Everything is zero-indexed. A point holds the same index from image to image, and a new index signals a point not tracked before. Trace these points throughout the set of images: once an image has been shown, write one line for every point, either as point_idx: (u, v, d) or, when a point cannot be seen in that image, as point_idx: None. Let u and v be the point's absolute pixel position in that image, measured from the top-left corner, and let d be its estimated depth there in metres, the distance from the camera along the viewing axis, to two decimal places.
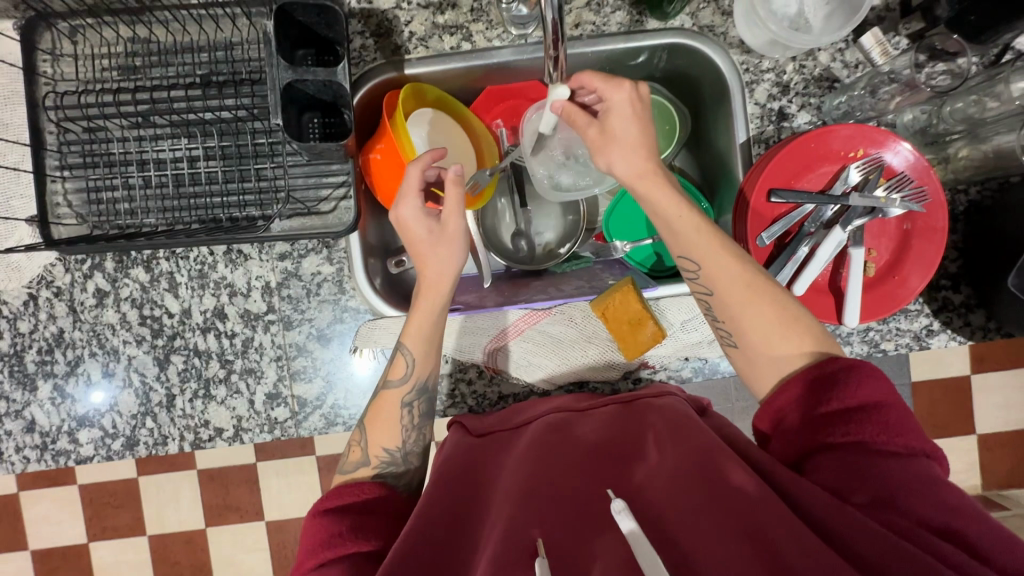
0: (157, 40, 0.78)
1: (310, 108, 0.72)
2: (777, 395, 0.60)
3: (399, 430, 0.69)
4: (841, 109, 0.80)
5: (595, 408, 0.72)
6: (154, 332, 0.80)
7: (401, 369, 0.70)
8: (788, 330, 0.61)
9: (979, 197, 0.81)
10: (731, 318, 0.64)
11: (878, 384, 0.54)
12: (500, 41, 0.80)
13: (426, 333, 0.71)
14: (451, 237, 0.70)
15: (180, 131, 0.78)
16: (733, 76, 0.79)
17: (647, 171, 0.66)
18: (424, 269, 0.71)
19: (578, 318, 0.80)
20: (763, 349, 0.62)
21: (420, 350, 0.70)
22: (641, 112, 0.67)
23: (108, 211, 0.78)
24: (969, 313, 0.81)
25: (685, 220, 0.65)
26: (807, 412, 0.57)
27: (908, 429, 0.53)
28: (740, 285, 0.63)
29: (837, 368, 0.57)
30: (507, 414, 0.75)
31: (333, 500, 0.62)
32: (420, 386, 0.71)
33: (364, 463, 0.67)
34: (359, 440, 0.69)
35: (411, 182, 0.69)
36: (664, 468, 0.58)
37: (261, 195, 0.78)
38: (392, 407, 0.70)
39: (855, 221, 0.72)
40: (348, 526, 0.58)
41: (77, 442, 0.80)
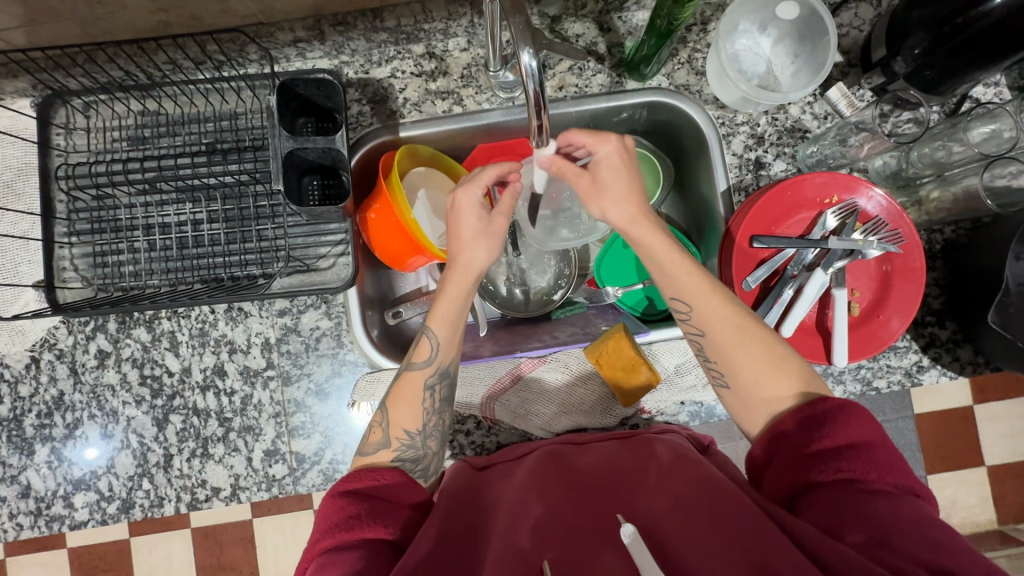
0: (166, 112, 0.82)
1: (309, 172, 0.76)
2: (765, 436, 0.60)
3: (420, 414, 0.66)
4: (815, 157, 0.84)
5: (595, 443, 0.73)
6: (153, 392, 0.81)
7: (426, 352, 0.68)
8: (778, 371, 0.62)
9: (955, 236, 0.84)
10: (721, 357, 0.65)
11: (868, 427, 0.55)
12: (489, 104, 0.85)
13: (452, 316, 0.70)
14: (495, 234, 0.72)
15: (185, 196, 0.81)
16: (710, 129, 0.83)
17: (637, 217, 0.70)
18: (460, 255, 0.71)
19: (573, 365, 0.81)
20: (754, 391, 0.63)
21: (446, 335, 0.69)
22: (627, 165, 0.71)
23: (114, 274, 0.80)
24: (957, 348, 0.83)
25: (677, 263, 0.68)
26: (798, 448, 0.56)
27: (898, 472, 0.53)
28: (732, 327, 0.64)
29: (826, 409, 0.56)
30: (510, 449, 0.75)
31: (353, 481, 0.59)
32: (444, 370, 0.69)
33: (384, 445, 0.64)
34: (379, 420, 0.66)
35: (484, 175, 0.71)
36: (663, 491, 0.59)
37: (262, 255, 0.81)
38: (414, 389, 0.67)
39: (836, 263, 0.75)
40: (366, 516, 0.56)
41: (71, 506, 0.80)
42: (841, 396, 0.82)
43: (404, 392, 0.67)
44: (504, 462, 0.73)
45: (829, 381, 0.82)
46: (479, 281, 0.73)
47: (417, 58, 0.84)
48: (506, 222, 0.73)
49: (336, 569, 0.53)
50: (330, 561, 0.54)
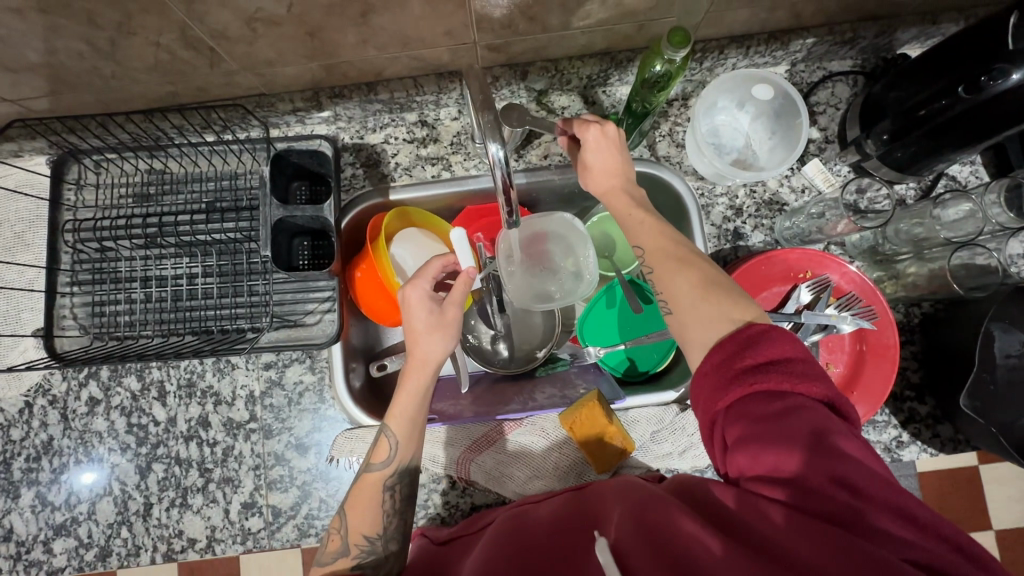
0: (171, 171, 0.87)
1: (300, 233, 0.80)
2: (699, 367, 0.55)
3: (380, 515, 0.66)
4: (792, 230, 0.86)
5: (549, 496, 0.69)
6: (139, 440, 0.83)
7: (384, 453, 0.67)
8: (721, 298, 0.57)
9: (933, 310, 0.84)
10: (667, 282, 0.62)
11: (784, 347, 0.51)
12: (477, 169, 0.89)
13: (411, 414, 0.69)
14: (449, 325, 0.71)
15: (182, 251, 0.85)
16: (691, 199, 0.86)
17: (616, 198, 0.70)
18: (416, 348, 0.70)
19: (549, 429, 0.82)
20: (695, 306, 0.58)
21: (404, 432, 0.68)
22: (613, 153, 0.71)
23: (110, 323, 0.84)
24: (936, 424, 0.82)
25: (644, 225, 0.67)
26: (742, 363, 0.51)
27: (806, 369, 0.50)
28: (685, 284, 0.60)
29: (752, 332, 0.52)
30: (469, 522, 0.75)
31: None
32: (402, 470, 0.68)
33: (343, 553, 0.64)
34: (339, 527, 0.66)
35: (432, 267, 0.73)
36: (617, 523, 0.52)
37: (251, 309, 0.84)
38: (372, 490, 0.66)
39: (809, 337, 0.76)
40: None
41: (51, 552, 0.81)
42: None
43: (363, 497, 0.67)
44: (466, 535, 0.71)
45: None
46: (437, 373, 0.71)
47: (410, 126, 0.89)
48: (458, 312, 0.72)
49: None
50: None
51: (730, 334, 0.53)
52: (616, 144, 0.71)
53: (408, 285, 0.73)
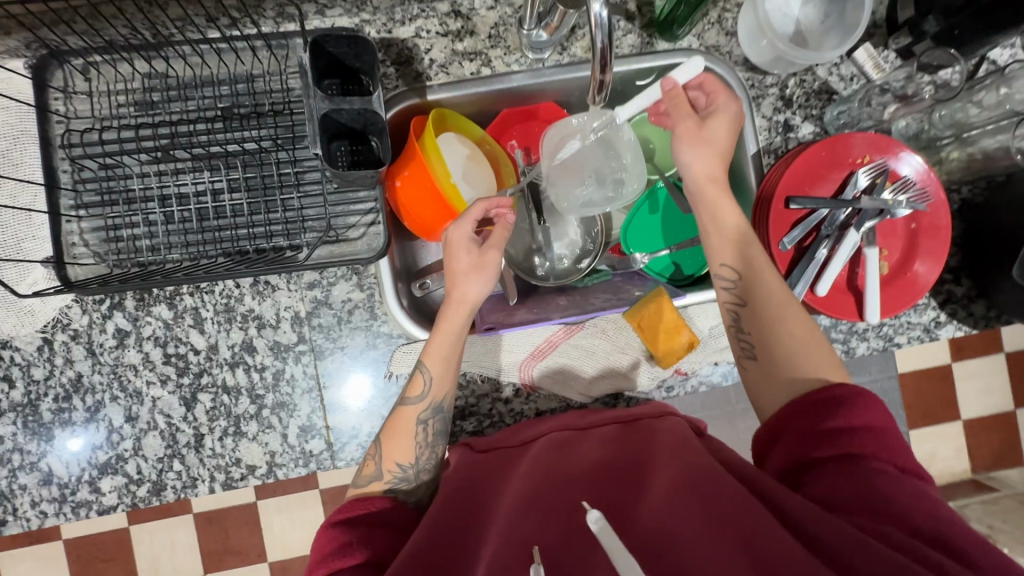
0: (176, 74, 0.77)
1: (338, 136, 0.73)
2: (778, 411, 0.60)
3: (413, 446, 0.71)
4: (842, 119, 0.85)
5: (596, 428, 0.75)
6: (179, 370, 0.78)
7: (419, 387, 0.72)
8: (808, 349, 0.63)
9: (972, 195, 0.86)
10: (759, 327, 0.66)
11: (872, 407, 0.56)
12: (517, 66, 0.83)
13: (445, 352, 0.73)
14: (485, 268, 0.74)
15: (202, 164, 0.77)
16: (742, 91, 0.83)
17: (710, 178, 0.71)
18: (454, 289, 0.74)
19: (609, 330, 0.83)
20: (780, 367, 0.63)
21: (438, 369, 0.72)
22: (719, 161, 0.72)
23: (129, 249, 0.76)
24: (971, 303, 0.86)
25: (737, 226, 0.70)
26: (814, 422, 0.57)
27: (886, 435, 0.55)
28: (774, 300, 0.66)
29: (842, 393, 0.57)
30: (510, 431, 0.78)
31: (343, 513, 0.65)
32: (436, 406, 0.72)
33: (377, 477, 0.69)
34: (375, 454, 0.71)
35: (476, 211, 0.73)
36: (659, 476, 0.60)
37: (288, 225, 0.77)
38: (408, 422, 0.72)
39: (867, 223, 0.76)
40: (355, 542, 0.61)
41: (99, 491, 0.77)
42: (864, 353, 0.85)
43: (397, 427, 0.72)
44: (505, 447, 0.75)
45: (853, 338, 0.85)
46: (473, 313, 0.75)
47: (442, 17, 0.81)
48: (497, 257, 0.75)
49: None
50: None
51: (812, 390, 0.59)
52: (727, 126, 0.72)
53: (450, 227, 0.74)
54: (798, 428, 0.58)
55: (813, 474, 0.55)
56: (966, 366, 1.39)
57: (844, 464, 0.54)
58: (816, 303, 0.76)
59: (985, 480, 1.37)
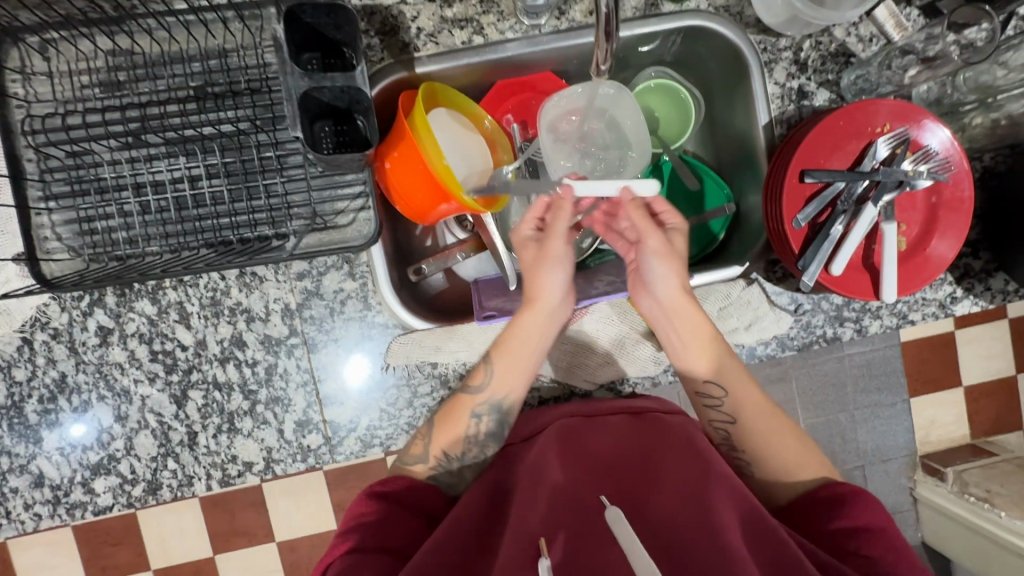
0: (141, 51, 0.71)
1: (321, 115, 0.67)
2: (792, 505, 0.70)
3: (462, 437, 0.73)
4: (859, 85, 0.79)
5: (603, 415, 0.75)
6: (167, 367, 0.75)
7: (481, 377, 0.74)
8: (805, 460, 0.71)
9: (994, 163, 0.82)
10: (749, 442, 0.73)
11: (874, 507, 0.65)
12: (512, 32, 0.78)
13: (516, 354, 0.74)
14: (564, 266, 0.73)
15: (177, 149, 0.72)
16: (752, 55, 0.78)
17: (685, 318, 0.72)
18: (528, 289, 0.73)
19: (614, 315, 0.81)
20: (783, 472, 0.71)
21: (503, 367, 0.73)
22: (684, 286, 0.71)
23: (105, 242, 0.72)
24: (989, 277, 0.83)
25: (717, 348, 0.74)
26: (824, 522, 0.66)
27: (891, 536, 0.63)
28: (762, 416, 0.73)
29: (849, 492, 0.66)
30: (518, 420, 0.78)
31: (384, 485, 0.69)
32: (494, 404, 0.73)
33: (422, 459, 0.72)
34: (424, 435, 0.73)
35: (563, 215, 0.70)
36: (670, 483, 0.64)
37: (272, 213, 0.73)
38: (462, 412, 0.73)
39: (885, 196, 0.72)
40: (386, 518, 0.65)
41: (93, 491, 0.75)
42: (877, 331, 0.83)
43: (453, 412, 0.74)
44: (514, 442, 0.75)
45: (866, 317, 0.82)
46: (551, 317, 0.74)
47: None
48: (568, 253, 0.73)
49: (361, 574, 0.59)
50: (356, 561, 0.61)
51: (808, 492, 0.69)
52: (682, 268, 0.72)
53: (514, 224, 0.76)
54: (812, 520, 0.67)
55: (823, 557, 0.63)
56: (971, 334, 1.37)
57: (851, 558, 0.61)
58: (831, 283, 0.72)
59: None
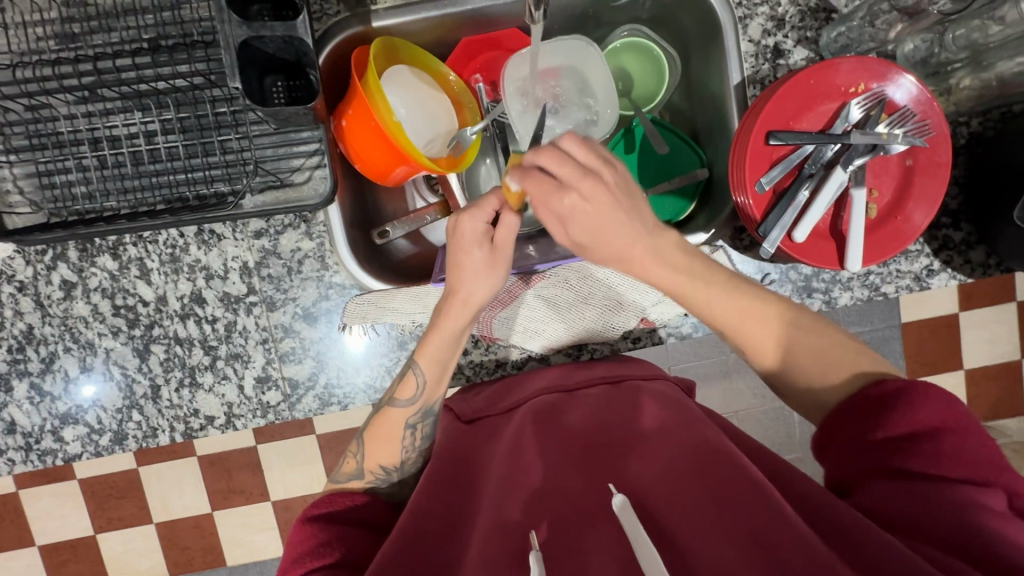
0: (95, 2, 0.71)
1: (272, 69, 0.66)
2: (827, 417, 0.61)
3: (399, 450, 0.73)
4: (840, 42, 0.76)
5: (584, 389, 0.74)
6: (129, 322, 0.76)
7: (410, 389, 0.72)
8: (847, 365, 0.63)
9: (982, 128, 0.78)
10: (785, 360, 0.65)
11: (936, 401, 0.55)
12: None
13: (440, 356, 0.72)
14: (496, 265, 0.69)
15: (132, 104, 0.72)
16: (725, 10, 0.75)
17: (634, 257, 0.64)
18: (458, 288, 0.70)
19: (573, 280, 0.79)
20: (819, 381, 0.63)
21: (432, 373, 0.72)
22: (599, 210, 0.60)
23: (65, 197, 0.72)
24: (970, 250, 0.80)
25: (727, 304, 0.65)
26: (859, 434, 0.57)
27: (948, 436, 0.53)
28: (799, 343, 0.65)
29: (891, 391, 0.58)
30: (495, 394, 0.77)
31: (321, 508, 0.67)
32: (427, 409, 0.73)
33: (358, 476, 0.72)
34: (356, 453, 0.73)
35: (488, 203, 0.67)
36: (651, 454, 0.62)
37: (228, 169, 0.72)
38: (395, 424, 0.72)
39: (856, 160, 0.69)
40: (331, 533, 0.63)
41: (62, 440, 0.77)
42: (847, 304, 0.80)
43: (383, 427, 0.72)
44: (494, 415, 0.75)
45: (836, 288, 0.80)
46: (478, 312, 0.72)
47: None
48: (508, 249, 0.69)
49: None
50: None
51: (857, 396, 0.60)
52: (600, 199, 0.59)
53: (460, 214, 0.69)
54: (848, 437, 0.58)
55: (873, 484, 0.54)
56: (974, 316, 1.32)
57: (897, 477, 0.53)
58: (793, 250, 0.70)
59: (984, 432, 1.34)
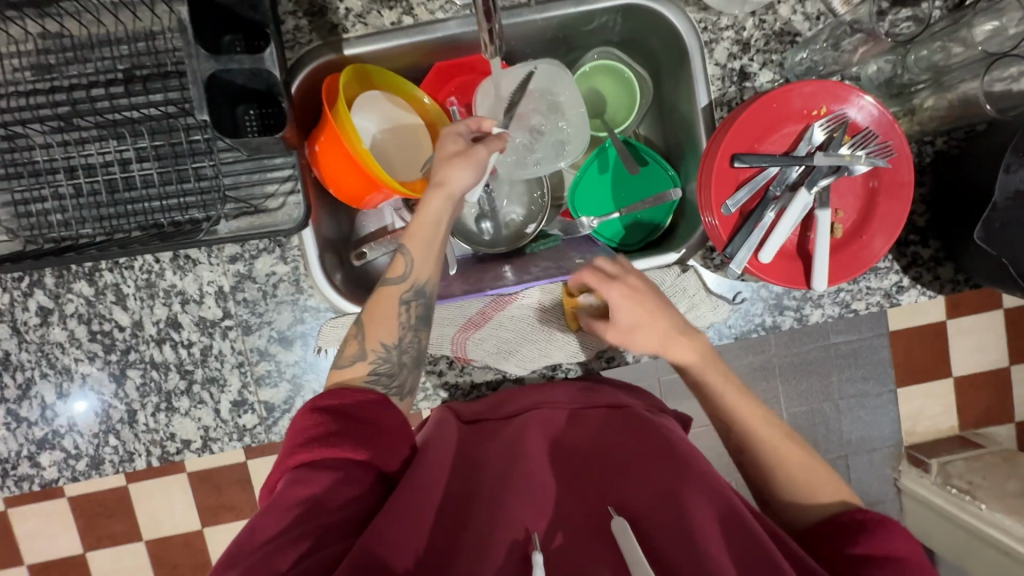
0: (70, 34, 0.72)
1: (243, 98, 0.67)
2: (815, 530, 0.62)
3: (397, 326, 0.66)
4: (804, 65, 0.77)
5: (586, 411, 0.73)
6: (106, 347, 0.77)
7: (401, 267, 0.68)
8: (823, 480, 0.65)
9: (947, 147, 0.79)
10: (769, 464, 0.67)
11: (907, 538, 0.56)
12: (443, 13, 0.76)
13: (430, 229, 0.69)
14: (475, 159, 0.70)
15: (107, 133, 0.72)
16: (691, 36, 0.76)
17: (663, 332, 0.70)
18: (440, 175, 0.69)
19: (546, 301, 0.80)
20: (804, 500, 0.65)
21: (421, 252, 0.68)
22: (639, 301, 0.70)
23: (40, 224, 0.72)
24: (938, 267, 0.81)
25: (715, 376, 0.70)
26: (842, 547, 0.57)
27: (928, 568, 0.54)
28: (774, 447, 0.67)
29: (872, 519, 0.58)
30: (496, 402, 0.77)
31: (326, 398, 0.59)
32: (421, 288, 0.68)
33: (360, 356, 0.64)
34: (355, 333, 0.66)
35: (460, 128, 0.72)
36: (655, 478, 0.60)
37: (202, 196, 0.73)
38: (390, 304, 0.67)
39: (820, 181, 0.70)
40: (344, 429, 0.57)
41: (39, 465, 0.78)
42: (818, 320, 0.81)
43: (380, 308, 0.67)
44: (493, 419, 0.74)
45: (807, 305, 0.81)
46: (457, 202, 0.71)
47: None
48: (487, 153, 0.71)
49: (311, 484, 0.53)
50: (303, 476, 0.54)
51: (832, 518, 0.61)
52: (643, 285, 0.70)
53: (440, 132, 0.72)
54: (832, 548, 0.58)
55: None
56: None
57: None
58: (760, 271, 0.71)
59: (973, 439, 1.24)
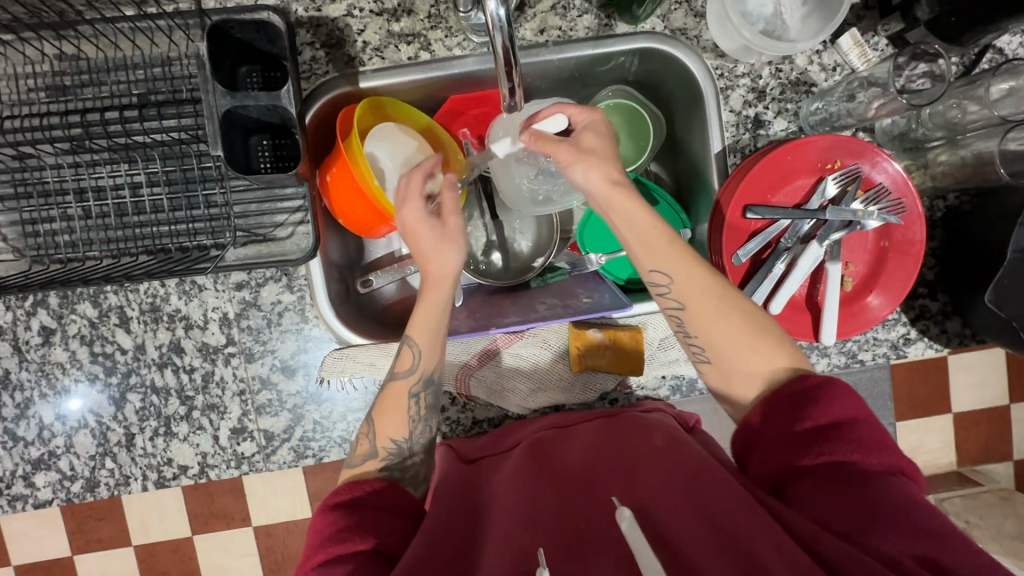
0: (87, 57, 0.72)
1: (257, 130, 0.68)
2: (758, 412, 0.58)
3: (406, 421, 0.66)
4: (819, 115, 0.77)
5: (580, 424, 0.74)
6: (107, 369, 0.76)
7: (407, 361, 0.67)
8: (764, 341, 0.61)
9: (958, 203, 0.79)
10: (706, 325, 0.63)
11: (848, 399, 0.55)
12: (461, 49, 0.76)
13: (431, 324, 0.67)
14: (452, 237, 0.67)
15: (119, 155, 0.72)
16: (707, 82, 0.76)
17: (617, 191, 0.64)
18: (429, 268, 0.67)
19: (551, 340, 0.80)
20: (744, 358, 0.61)
21: (428, 343, 0.67)
22: (609, 169, 0.65)
23: (48, 244, 0.72)
24: (946, 320, 0.80)
25: (657, 232, 0.64)
26: (784, 425, 0.56)
27: (867, 422, 0.54)
28: (710, 297, 0.62)
29: (813, 384, 0.56)
30: (495, 437, 0.77)
31: (343, 492, 0.60)
32: (427, 378, 0.67)
33: (371, 455, 0.64)
34: (366, 431, 0.66)
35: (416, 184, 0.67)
36: (650, 471, 0.61)
37: (211, 224, 0.73)
38: (399, 397, 0.66)
39: (833, 235, 0.70)
40: (358, 523, 0.56)
41: (33, 485, 0.77)
42: (825, 369, 0.81)
43: (389, 404, 0.67)
44: (493, 454, 0.74)
45: (813, 354, 0.80)
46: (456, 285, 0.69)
47: None
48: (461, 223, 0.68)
49: None
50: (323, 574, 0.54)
51: (783, 389, 0.58)
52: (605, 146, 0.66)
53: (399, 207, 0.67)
54: (776, 431, 0.56)
55: (797, 487, 0.53)
56: None
57: (819, 479, 0.53)
58: None
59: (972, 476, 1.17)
